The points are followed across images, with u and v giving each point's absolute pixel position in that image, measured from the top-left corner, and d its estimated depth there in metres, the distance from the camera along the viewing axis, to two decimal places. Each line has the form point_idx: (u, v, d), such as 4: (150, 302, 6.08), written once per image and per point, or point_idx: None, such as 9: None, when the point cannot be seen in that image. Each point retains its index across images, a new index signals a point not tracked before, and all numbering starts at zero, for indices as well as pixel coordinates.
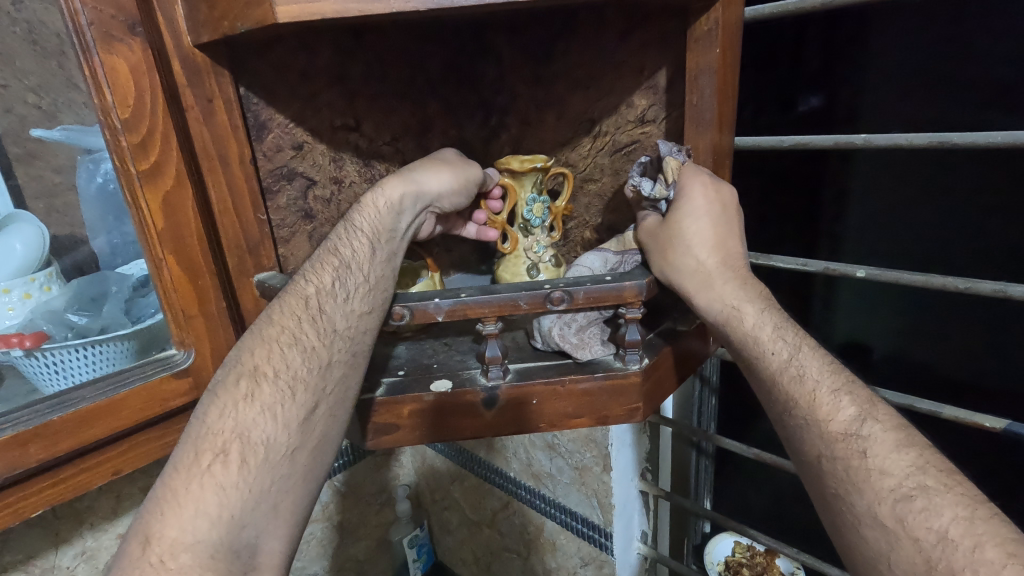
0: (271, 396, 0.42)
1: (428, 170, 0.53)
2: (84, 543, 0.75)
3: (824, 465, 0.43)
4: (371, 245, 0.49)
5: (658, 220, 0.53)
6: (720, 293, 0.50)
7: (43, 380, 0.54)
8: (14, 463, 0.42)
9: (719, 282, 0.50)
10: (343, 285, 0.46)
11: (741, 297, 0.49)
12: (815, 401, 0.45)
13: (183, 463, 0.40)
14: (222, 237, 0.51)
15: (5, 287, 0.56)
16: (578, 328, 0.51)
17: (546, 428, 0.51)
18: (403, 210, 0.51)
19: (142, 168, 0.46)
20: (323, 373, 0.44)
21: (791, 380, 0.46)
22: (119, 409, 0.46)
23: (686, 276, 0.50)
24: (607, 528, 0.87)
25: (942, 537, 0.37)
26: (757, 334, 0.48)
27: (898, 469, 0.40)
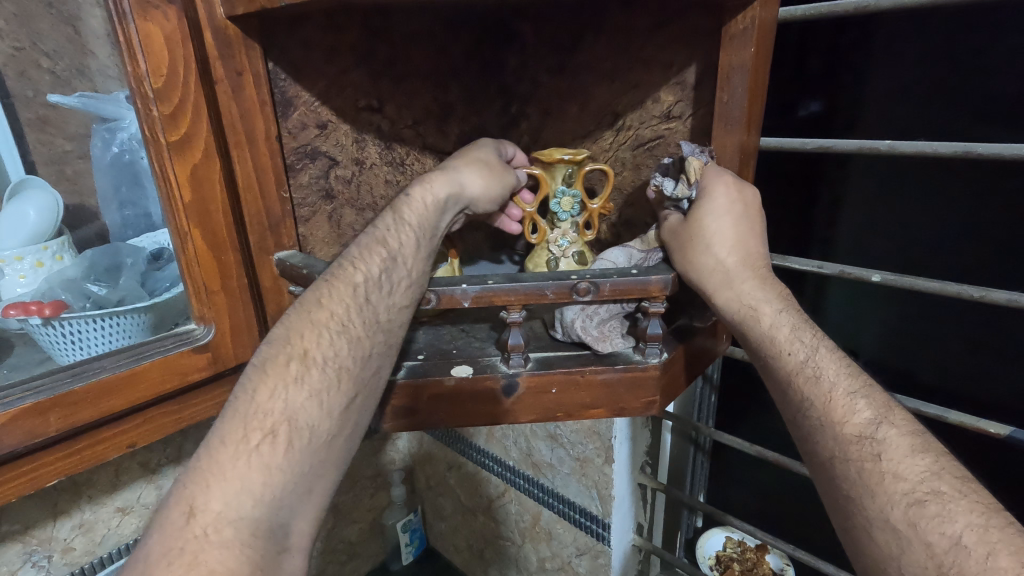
0: (318, 382, 0.43)
1: (473, 169, 0.54)
2: (82, 515, 0.77)
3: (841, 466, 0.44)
4: (417, 240, 0.49)
5: (680, 219, 0.53)
6: (738, 292, 0.50)
7: (59, 350, 0.52)
8: (33, 431, 0.41)
9: (738, 282, 0.51)
10: (388, 278, 0.47)
11: (759, 297, 0.50)
12: (831, 402, 0.45)
13: (230, 437, 0.40)
14: (245, 215, 0.51)
15: (17, 254, 0.56)
16: (600, 321, 0.51)
17: (563, 417, 0.51)
18: (448, 208, 0.51)
19: (172, 140, 0.45)
20: (364, 364, 0.45)
21: (807, 381, 0.47)
22: (138, 382, 0.46)
23: (706, 274, 0.51)
24: (605, 518, 0.88)
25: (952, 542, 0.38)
26: (773, 334, 0.49)
27: (912, 474, 0.41)
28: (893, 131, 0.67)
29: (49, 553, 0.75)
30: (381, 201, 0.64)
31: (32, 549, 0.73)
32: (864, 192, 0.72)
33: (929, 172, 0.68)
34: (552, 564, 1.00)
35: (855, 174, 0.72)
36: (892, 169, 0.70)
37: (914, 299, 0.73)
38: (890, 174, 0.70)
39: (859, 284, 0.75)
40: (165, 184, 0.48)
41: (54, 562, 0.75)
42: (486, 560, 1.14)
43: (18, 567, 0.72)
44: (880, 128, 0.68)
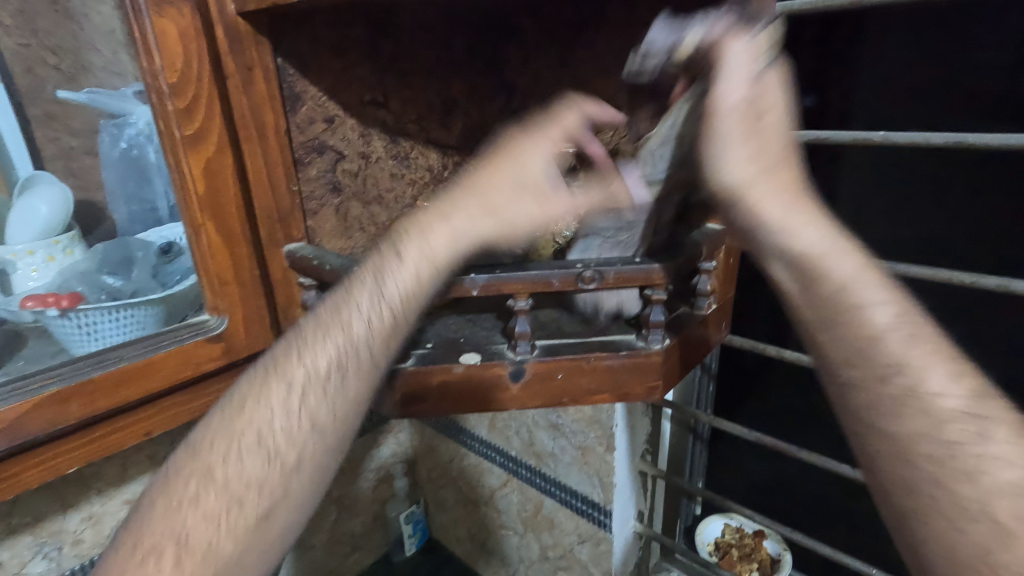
0: (215, 505, 0.41)
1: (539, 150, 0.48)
2: (91, 508, 0.79)
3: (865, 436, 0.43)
4: (368, 327, 0.44)
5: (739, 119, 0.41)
6: (816, 221, 0.42)
7: (73, 341, 0.52)
8: (54, 419, 0.42)
9: (812, 207, 0.42)
10: (325, 376, 0.43)
11: (837, 232, 0.42)
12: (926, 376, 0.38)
13: (126, 551, 0.40)
14: (256, 207, 0.52)
15: (29, 248, 0.57)
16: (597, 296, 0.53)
17: (569, 403, 0.52)
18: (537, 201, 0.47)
19: (186, 133, 0.47)
20: (286, 475, 0.43)
21: (898, 345, 0.39)
22: (154, 371, 0.47)
23: (775, 194, 0.42)
24: (606, 506, 0.89)
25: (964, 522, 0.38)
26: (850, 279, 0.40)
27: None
28: (887, 123, 0.69)
29: (60, 545, 0.77)
30: (386, 194, 0.65)
31: (43, 542, 0.76)
32: (862, 183, 0.73)
33: (927, 162, 0.69)
34: (554, 552, 1.02)
35: (851, 165, 0.73)
36: (890, 160, 0.71)
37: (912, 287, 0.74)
38: (883, 166, 0.71)
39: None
40: (180, 177, 0.49)
41: (64, 552, 0.78)
42: (489, 550, 1.15)
43: (29, 559, 0.75)
44: (875, 120, 0.69)
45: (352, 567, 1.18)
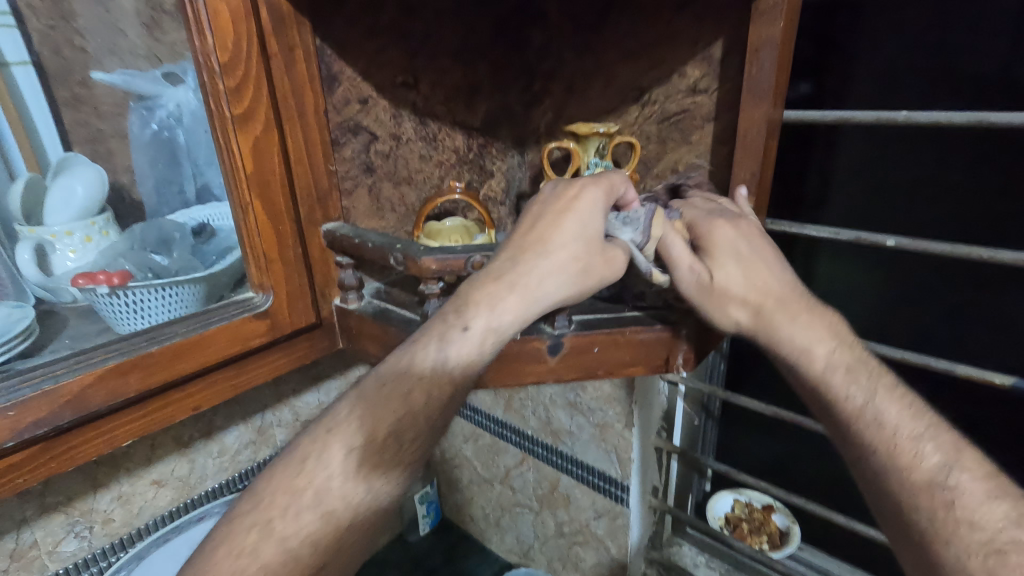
0: (271, 559, 0.39)
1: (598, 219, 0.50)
2: (120, 488, 0.81)
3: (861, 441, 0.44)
4: (444, 384, 0.46)
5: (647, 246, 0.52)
6: (791, 335, 0.50)
7: (119, 319, 0.53)
8: (116, 391, 0.43)
9: (789, 320, 0.51)
10: (397, 434, 0.44)
11: (811, 338, 0.50)
12: (895, 448, 0.43)
13: None
14: (297, 186, 0.53)
15: (66, 229, 0.57)
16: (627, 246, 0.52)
17: (604, 375, 0.54)
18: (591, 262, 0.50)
19: (236, 113, 0.47)
20: (346, 534, 0.42)
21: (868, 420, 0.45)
22: (206, 346, 0.48)
23: (744, 323, 0.52)
24: (624, 481, 0.92)
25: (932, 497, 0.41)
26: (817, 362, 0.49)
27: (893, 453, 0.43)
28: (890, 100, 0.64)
29: (91, 524, 0.79)
30: (416, 175, 0.66)
31: (75, 521, 0.77)
32: (861, 165, 0.67)
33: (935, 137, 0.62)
34: (570, 528, 1.05)
35: (851, 145, 0.67)
36: (896, 137, 0.64)
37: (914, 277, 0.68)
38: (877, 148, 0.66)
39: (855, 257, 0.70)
40: (226, 157, 0.49)
41: (96, 532, 0.80)
42: (502, 528, 1.18)
43: (62, 538, 0.77)
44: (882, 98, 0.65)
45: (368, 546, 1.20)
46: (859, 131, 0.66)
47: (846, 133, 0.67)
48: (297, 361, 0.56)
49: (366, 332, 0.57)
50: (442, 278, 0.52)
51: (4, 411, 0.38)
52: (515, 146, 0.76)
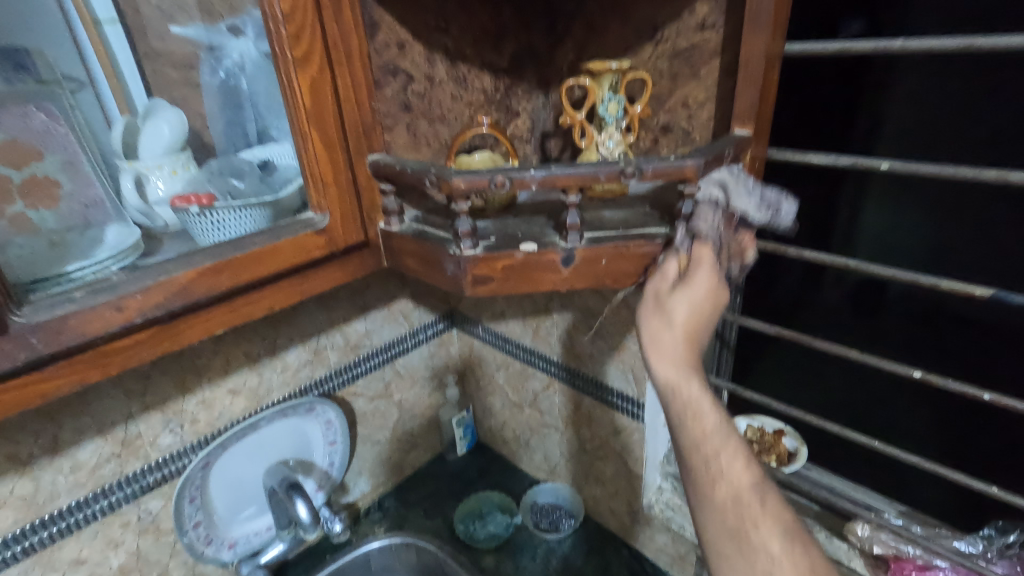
0: None
1: (686, 294, 0.57)
2: (203, 393, 0.95)
3: (688, 472, 0.54)
4: None
5: (663, 282, 0.59)
6: (673, 367, 0.57)
7: (202, 234, 0.64)
8: (212, 286, 0.53)
9: (678, 361, 0.57)
10: None
11: (687, 376, 0.56)
12: (705, 446, 0.53)
13: None
14: (347, 121, 0.61)
15: (157, 164, 0.68)
16: (701, 265, 0.57)
17: (611, 285, 0.62)
18: (680, 347, 0.57)
19: (296, 56, 0.55)
20: None
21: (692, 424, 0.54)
22: (278, 255, 0.57)
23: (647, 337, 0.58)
24: (640, 399, 1.00)
25: (718, 503, 0.50)
26: (696, 401, 0.55)
27: (729, 473, 0.51)
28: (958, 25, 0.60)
29: (182, 422, 0.94)
30: (448, 113, 0.74)
31: (169, 418, 0.92)
32: (915, 103, 0.65)
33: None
34: (592, 445, 1.15)
35: (904, 84, 0.65)
36: (959, 71, 0.62)
37: (947, 212, 0.69)
38: (936, 87, 0.64)
39: (902, 199, 0.71)
40: (287, 95, 0.57)
41: (185, 430, 0.95)
42: (532, 448, 1.30)
43: (160, 432, 0.92)
44: (952, 25, 0.60)
45: (410, 462, 1.36)
46: (917, 66, 0.64)
47: (897, 72, 0.65)
48: (350, 275, 0.66)
49: (407, 249, 0.66)
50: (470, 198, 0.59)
51: (134, 294, 0.49)
52: (540, 87, 0.84)
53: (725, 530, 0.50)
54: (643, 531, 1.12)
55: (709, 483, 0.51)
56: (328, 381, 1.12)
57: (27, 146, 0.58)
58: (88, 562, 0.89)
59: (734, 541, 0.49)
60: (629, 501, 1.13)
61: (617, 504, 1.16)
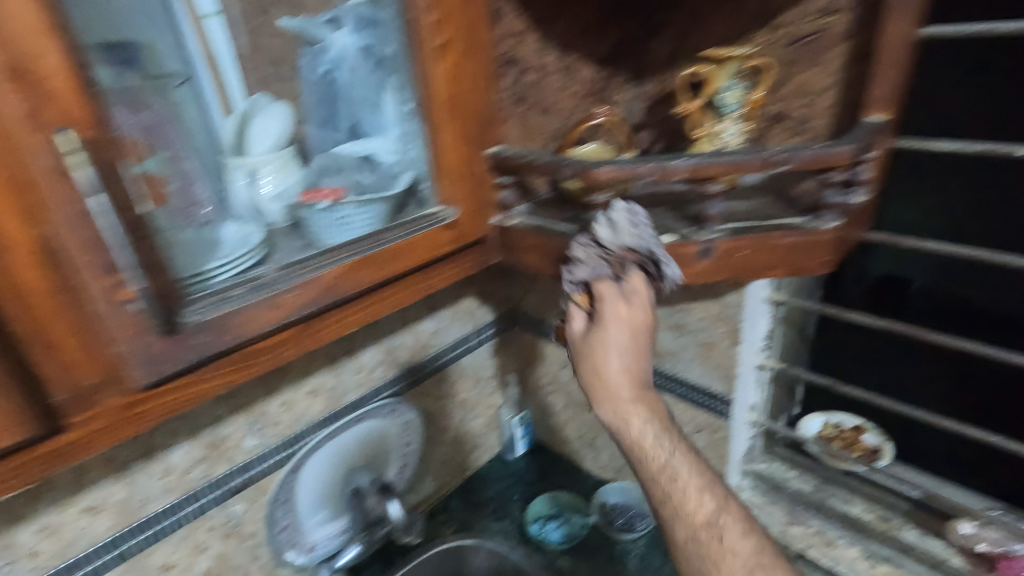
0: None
1: (599, 329, 0.60)
2: (284, 394, 0.94)
3: (658, 512, 0.58)
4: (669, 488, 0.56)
5: (578, 323, 0.62)
6: (620, 406, 0.59)
7: (329, 231, 0.63)
8: (357, 282, 0.52)
9: (621, 396, 0.59)
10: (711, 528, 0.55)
11: (631, 410, 0.58)
12: (675, 489, 0.56)
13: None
14: (476, 112, 0.59)
15: (267, 159, 0.66)
16: (604, 297, 0.60)
17: (748, 278, 0.61)
18: (618, 390, 0.59)
19: (437, 44, 0.53)
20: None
21: (658, 470, 0.57)
22: (415, 250, 0.56)
23: (592, 383, 0.60)
24: (727, 395, 0.98)
25: (681, 549, 0.55)
26: (640, 442, 0.57)
27: (685, 513, 0.56)
28: None
29: (265, 424, 0.93)
30: (555, 105, 0.72)
31: (253, 420, 0.91)
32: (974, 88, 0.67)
33: None
34: None
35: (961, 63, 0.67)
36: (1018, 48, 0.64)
37: None
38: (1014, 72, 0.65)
39: None
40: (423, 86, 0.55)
41: (268, 431, 0.93)
42: (597, 448, 1.29)
43: (245, 434, 0.91)
44: None
45: (472, 462, 1.34)
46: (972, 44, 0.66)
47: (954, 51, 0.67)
48: (467, 271, 0.65)
49: (528, 245, 0.65)
50: (606, 190, 0.58)
51: (290, 292, 0.48)
52: (634, 78, 0.82)
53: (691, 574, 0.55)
54: None
55: (673, 526, 0.56)
56: (398, 381, 1.10)
57: (149, 142, 0.52)
58: (176, 568, 0.87)
59: None
60: None
61: None
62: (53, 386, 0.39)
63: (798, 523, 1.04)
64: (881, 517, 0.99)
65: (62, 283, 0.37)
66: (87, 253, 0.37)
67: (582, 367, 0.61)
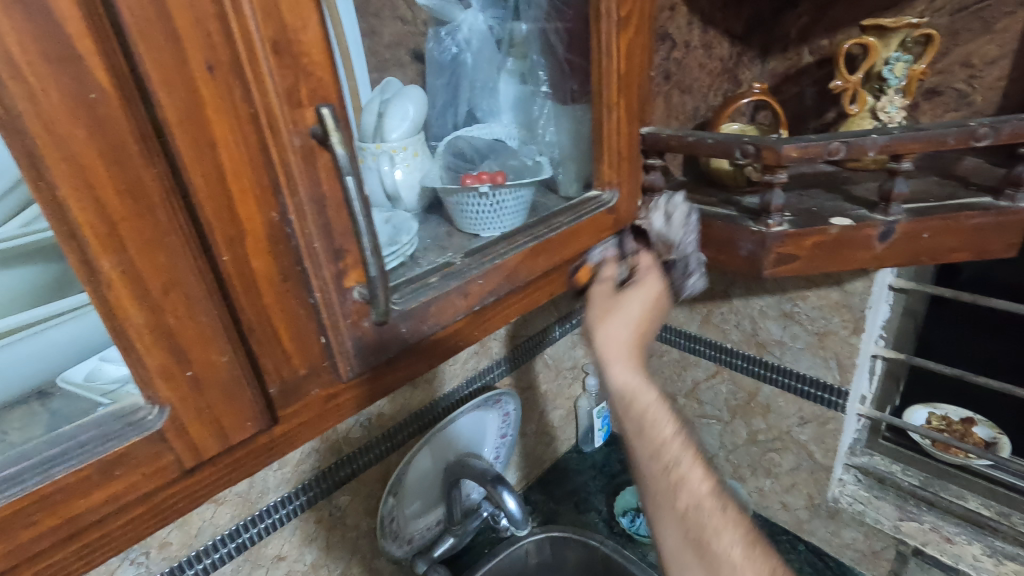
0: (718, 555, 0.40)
1: (633, 295, 0.51)
2: None
3: (644, 484, 0.44)
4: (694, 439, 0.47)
5: (606, 282, 0.53)
6: (632, 370, 0.47)
7: (479, 220, 0.59)
8: (531, 269, 0.51)
9: (633, 355, 0.48)
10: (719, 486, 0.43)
11: (648, 375, 0.47)
12: (669, 441, 0.44)
13: None
14: (642, 91, 0.57)
15: (404, 146, 0.59)
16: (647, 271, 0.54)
17: (925, 262, 0.57)
18: (637, 351, 0.48)
19: (621, 16, 0.50)
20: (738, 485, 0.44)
21: (654, 418, 0.45)
22: (581, 237, 0.55)
23: (604, 339, 0.49)
24: (842, 387, 0.95)
25: (682, 523, 0.42)
26: (647, 398, 0.46)
27: (686, 467, 0.43)
28: None
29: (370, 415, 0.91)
30: (693, 84, 0.69)
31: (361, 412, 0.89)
32: None
33: None
34: (766, 436, 1.09)
35: None
36: None
37: None
38: None
39: None
40: (601, 61, 0.52)
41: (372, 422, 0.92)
42: None
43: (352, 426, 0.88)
44: None
45: (550, 454, 1.32)
46: None
47: None
48: None
49: (679, 228, 0.62)
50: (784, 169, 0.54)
51: (478, 279, 0.46)
52: (760, 56, 0.78)
53: (685, 542, 0.41)
54: (824, 526, 1.08)
55: (666, 487, 0.43)
56: (490, 372, 1.08)
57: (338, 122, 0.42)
58: (289, 558, 0.85)
59: (697, 556, 0.41)
60: (810, 494, 1.08)
61: (794, 497, 1.10)
62: (270, 379, 0.37)
63: (910, 519, 0.98)
64: (999, 512, 0.94)
65: (294, 269, 0.35)
66: (321, 240, 0.35)
67: (600, 317, 0.50)
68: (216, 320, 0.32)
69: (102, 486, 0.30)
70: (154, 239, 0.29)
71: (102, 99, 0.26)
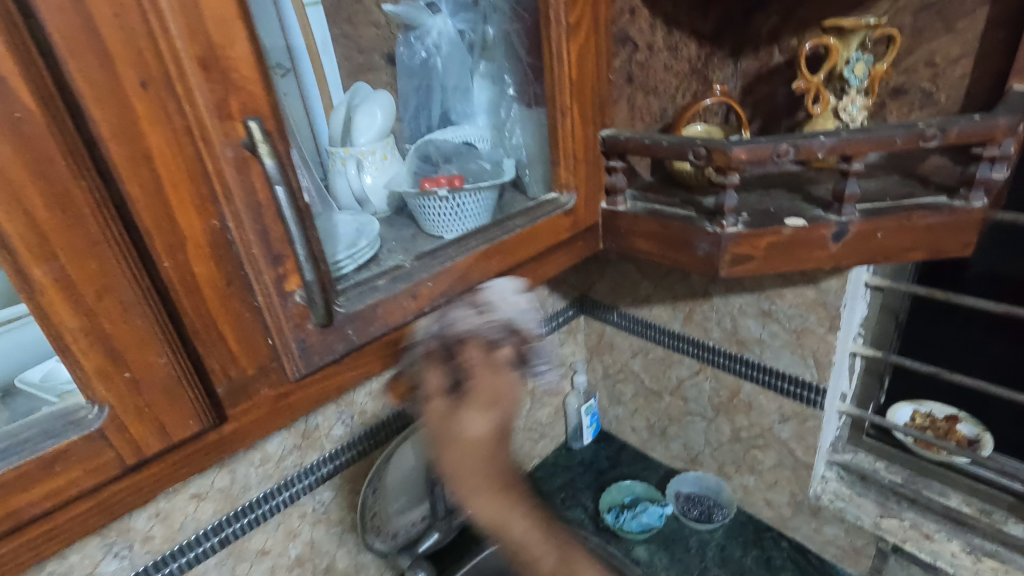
0: None
1: (468, 414, 0.43)
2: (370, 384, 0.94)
3: None
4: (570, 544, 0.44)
5: (437, 399, 0.44)
6: (490, 497, 0.43)
7: (443, 221, 0.58)
8: (484, 270, 0.52)
9: (488, 481, 0.43)
10: None
11: (508, 495, 0.43)
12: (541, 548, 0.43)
13: None
14: (598, 95, 0.58)
15: (371, 149, 0.62)
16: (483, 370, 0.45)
17: (882, 262, 0.57)
18: (494, 471, 0.43)
19: (570, 22, 0.52)
20: None
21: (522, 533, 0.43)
22: (537, 237, 0.56)
23: (455, 475, 0.43)
24: (820, 384, 0.95)
25: None
26: (509, 512, 0.43)
27: None
28: None
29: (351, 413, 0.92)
30: (658, 86, 0.69)
31: (342, 409, 0.90)
32: None
33: None
34: (749, 433, 1.09)
35: None
36: None
37: None
38: None
39: None
40: (553, 67, 0.54)
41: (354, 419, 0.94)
42: (668, 438, 1.26)
43: (334, 423, 0.89)
44: None
45: (539, 451, 1.33)
46: None
47: None
48: (578, 256, 0.65)
49: (640, 229, 0.63)
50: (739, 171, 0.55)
51: (427, 281, 0.48)
52: (731, 56, 0.78)
53: None
54: (807, 522, 1.08)
55: None
56: None
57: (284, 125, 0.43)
58: (272, 552, 0.85)
59: None
60: (792, 491, 1.08)
61: (777, 494, 1.11)
62: (216, 379, 0.38)
63: (891, 515, 0.98)
64: (980, 510, 0.93)
65: (236, 274, 0.37)
66: (259, 246, 0.37)
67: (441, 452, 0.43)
68: (153, 324, 0.34)
69: (43, 481, 0.32)
70: (86, 249, 0.31)
71: (27, 117, 0.28)
